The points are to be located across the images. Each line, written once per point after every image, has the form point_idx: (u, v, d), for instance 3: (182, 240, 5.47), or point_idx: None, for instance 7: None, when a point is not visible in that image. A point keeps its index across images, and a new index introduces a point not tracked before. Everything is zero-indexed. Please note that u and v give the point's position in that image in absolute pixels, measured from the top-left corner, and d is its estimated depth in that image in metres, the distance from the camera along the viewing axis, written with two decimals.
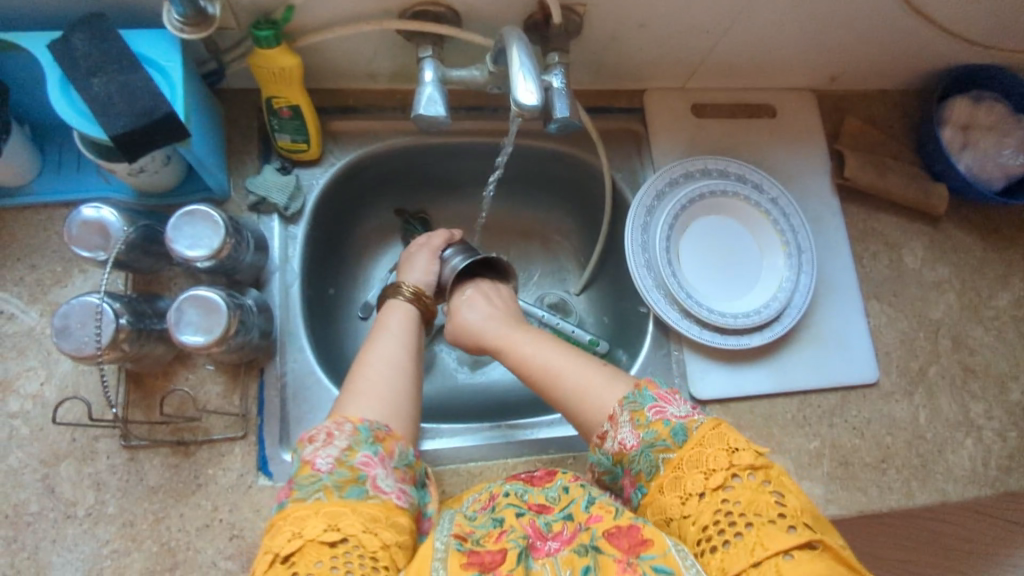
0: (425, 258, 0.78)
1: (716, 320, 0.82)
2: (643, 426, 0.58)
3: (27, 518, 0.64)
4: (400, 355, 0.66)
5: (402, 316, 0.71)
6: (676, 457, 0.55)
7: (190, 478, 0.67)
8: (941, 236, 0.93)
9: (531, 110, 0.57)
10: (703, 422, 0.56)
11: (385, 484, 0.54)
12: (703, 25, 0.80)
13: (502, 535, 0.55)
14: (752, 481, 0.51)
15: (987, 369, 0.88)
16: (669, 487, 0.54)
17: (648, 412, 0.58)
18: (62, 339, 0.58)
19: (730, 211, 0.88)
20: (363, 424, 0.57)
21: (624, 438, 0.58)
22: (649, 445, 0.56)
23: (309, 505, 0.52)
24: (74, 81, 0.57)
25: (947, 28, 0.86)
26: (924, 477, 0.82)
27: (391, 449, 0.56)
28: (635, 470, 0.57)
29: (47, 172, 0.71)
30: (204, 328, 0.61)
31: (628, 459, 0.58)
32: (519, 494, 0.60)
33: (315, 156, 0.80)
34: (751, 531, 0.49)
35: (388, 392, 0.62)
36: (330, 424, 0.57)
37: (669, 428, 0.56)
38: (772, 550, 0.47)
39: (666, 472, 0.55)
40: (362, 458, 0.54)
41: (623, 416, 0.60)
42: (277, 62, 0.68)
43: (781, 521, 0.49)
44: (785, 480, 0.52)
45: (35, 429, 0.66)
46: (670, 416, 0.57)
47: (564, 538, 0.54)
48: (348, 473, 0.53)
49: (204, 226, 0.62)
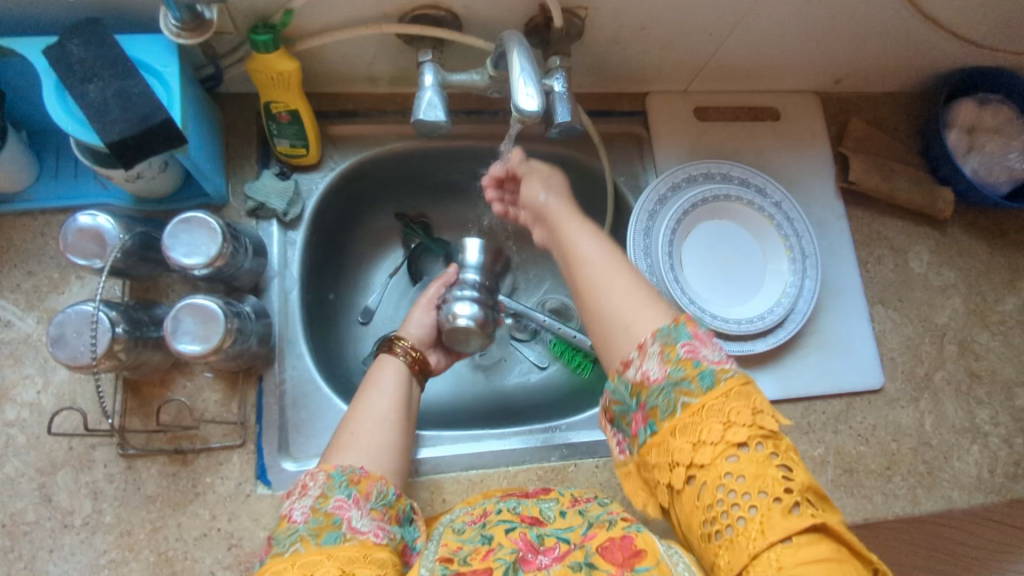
0: (419, 312, 0.77)
1: (720, 326, 0.80)
2: (671, 360, 0.51)
3: (25, 527, 0.63)
4: (387, 408, 0.64)
5: (393, 373, 0.68)
6: (696, 403, 0.49)
7: (188, 487, 0.66)
8: (947, 240, 0.92)
9: (532, 116, 0.56)
10: (733, 375, 0.50)
11: (360, 525, 0.53)
12: (706, 28, 0.79)
13: (489, 553, 0.53)
14: (763, 451, 0.47)
15: (993, 375, 0.87)
16: (681, 433, 0.49)
17: (681, 349, 0.51)
18: (58, 349, 0.57)
19: (734, 216, 0.87)
20: (336, 469, 0.57)
21: (649, 369, 0.52)
22: (672, 382, 0.50)
23: (285, 558, 0.49)
24: (70, 87, 0.56)
25: (953, 30, 0.85)
26: (929, 484, 0.81)
27: (367, 490, 0.56)
28: (650, 406, 0.51)
29: (43, 178, 0.70)
30: (202, 337, 0.60)
31: (647, 392, 0.52)
32: (512, 508, 0.59)
33: (314, 161, 0.79)
34: (753, 513, 0.45)
35: (371, 445, 0.60)
36: (305, 476, 0.56)
37: (698, 370, 0.50)
38: (774, 535, 0.44)
39: (682, 415, 0.49)
40: (336, 502, 0.54)
41: (652, 346, 0.53)
42: (276, 66, 0.67)
43: (787, 501, 0.45)
44: (793, 455, 0.48)
45: (32, 437, 0.66)
46: (702, 358, 0.51)
47: (556, 554, 0.52)
48: (322, 520, 0.52)
49: (201, 233, 0.62)
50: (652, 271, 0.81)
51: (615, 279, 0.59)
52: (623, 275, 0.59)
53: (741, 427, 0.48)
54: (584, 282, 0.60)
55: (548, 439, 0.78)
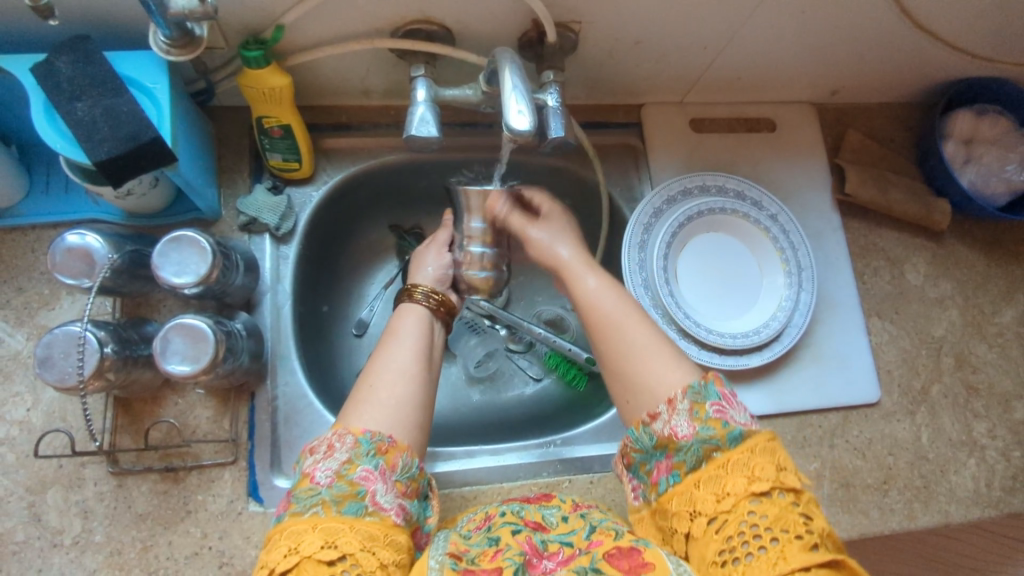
0: (432, 257, 0.76)
1: (715, 341, 0.80)
2: (700, 419, 0.55)
3: (13, 547, 0.63)
4: (407, 361, 0.61)
5: (413, 320, 0.66)
6: (722, 457, 0.53)
7: (179, 505, 0.66)
8: (944, 251, 0.92)
9: (524, 135, 0.56)
10: (760, 433, 0.54)
11: (384, 500, 0.52)
12: (700, 41, 0.79)
13: (498, 553, 0.51)
14: (783, 500, 0.51)
15: (991, 388, 0.87)
16: (706, 483, 0.53)
17: (710, 408, 0.55)
18: (45, 370, 0.57)
19: (729, 228, 0.87)
20: (364, 434, 0.55)
21: (678, 425, 0.55)
22: (701, 440, 0.54)
23: (306, 519, 0.50)
24: (58, 105, 0.56)
25: (949, 42, 0.85)
26: (926, 499, 0.81)
27: (394, 462, 0.54)
28: (678, 459, 0.55)
29: (33, 193, 0.70)
30: (191, 357, 0.60)
31: (674, 447, 0.55)
32: (516, 512, 0.58)
33: (307, 175, 0.79)
34: (775, 546, 0.49)
35: (392, 400, 0.58)
36: (332, 435, 0.55)
37: (727, 431, 0.53)
38: (793, 566, 0.47)
39: (708, 468, 0.53)
40: (363, 473, 0.52)
41: (681, 402, 0.56)
42: (267, 81, 0.67)
43: (807, 541, 0.48)
44: (813, 507, 0.51)
45: (21, 456, 0.65)
46: (731, 419, 0.54)
47: (560, 560, 0.52)
48: (346, 488, 0.52)
49: (191, 251, 0.61)
50: (647, 286, 0.81)
51: (635, 338, 0.62)
52: (642, 332, 0.62)
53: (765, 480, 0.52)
54: (610, 347, 0.63)
55: (546, 453, 0.78)
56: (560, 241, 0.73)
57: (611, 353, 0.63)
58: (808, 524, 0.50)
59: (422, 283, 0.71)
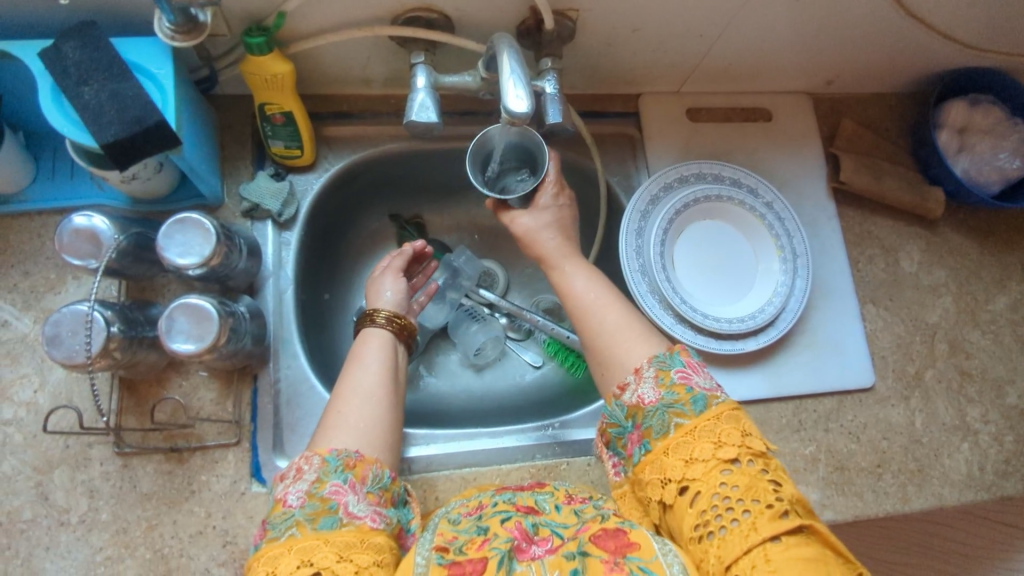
0: (389, 281, 0.75)
1: (711, 326, 0.81)
2: (665, 385, 0.58)
3: (21, 525, 0.64)
4: (373, 382, 0.62)
5: (376, 345, 0.67)
6: (689, 424, 0.55)
7: (184, 485, 0.67)
8: (938, 240, 0.93)
9: (522, 117, 0.57)
10: (724, 400, 0.56)
11: (357, 509, 0.54)
12: (696, 30, 0.80)
13: (485, 543, 0.52)
14: (752, 467, 0.53)
15: (984, 373, 0.88)
16: (675, 451, 0.55)
17: (675, 375, 0.58)
18: (53, 348, 0.58)
19: (726, 216, 0.88)
20: (331, 453, 0.56)
21: (644, 392, 0.58)
22: (667, 405, 0.57)
23: (281, 543, 0.51)
24: (66, 90, 0.57)
25: (942, 32, 0.86)
26: (920, 482, 0.82)
27: (363, 474, 0.55)
28: (646, 426, 0.57)
29: (40, 179, 0.71)
30: (196, 336, 0.61)
31: (642, 414, 0.58)
32: (507, 500, 0.59)
33: (309, 162, 0.80)
34: (747, 517, 0.50)
35: (360, 424, 0.59)
36: (299, 460, 0.56)
37: (691, 395, 0.56)
38: (764, 536, 0.49)
39: (676, 435, 0.56)
40: (332, 488, 0.53)
41: (648, 370, 0.60)
42: (270, 68, 0.68)
43: (777, 506, 0.50)
44: (783, 473, 0.53)
45: (29, 436, 0.66)
46: (694, 384, 0.57)
47: (549, 546, 0.52)
48: (319, 505, 0.53)
49: (195, 233, 0.62)
50: (644, 271, 0.82)
51: (609, 316, 0.65)
52: (617, 311, 0.65)
53: (732, 447, 0.54)
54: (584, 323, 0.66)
55: (545, 436, 0.79)
56: (546, 228, 0.74)
57: (586, 330, 0.65)
58: (777, 492, 0.51)
59: (383, 308, 0.72)
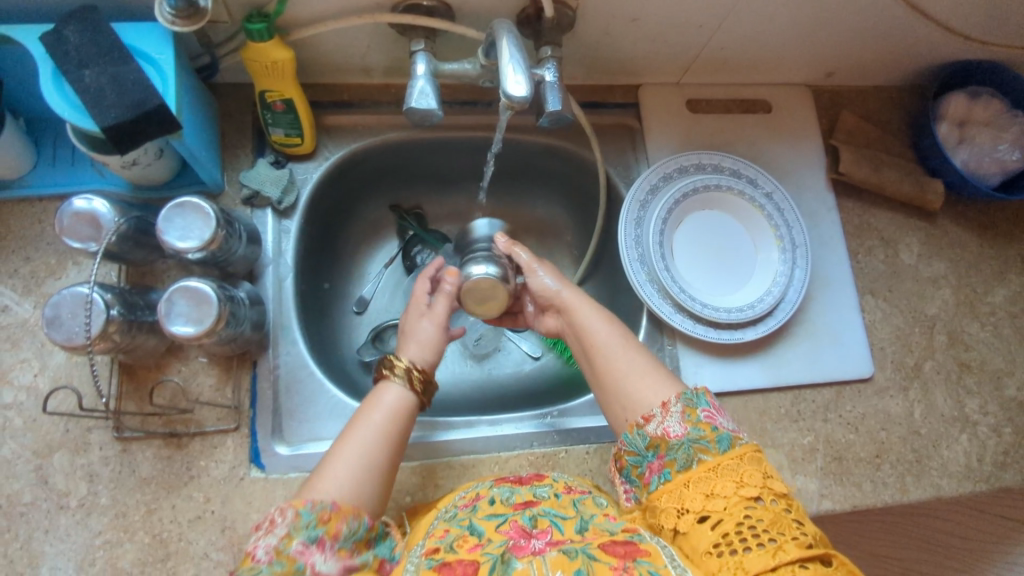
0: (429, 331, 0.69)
1: (709, 315, 0.81)
2: (692, 421, 0.58)
3: (21, 509, 0.64)
4: (375, 444, 0.58)
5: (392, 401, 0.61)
6: (712, 460, 0.56)
7: (183, 470, 0.67)
8: (937, 232, 0.93)
9: (521, 102, 0.57)
10: (747, 442, 0.58)
11: (325, 568, 0.51)
12: (696, 19, 0.80)
13: (478, 546, 0.53)
14: (775, 506, 0.53)
15: (983, 365, 0.88)
16: (695, 483, 0.56)
17: (701, 413, 0.59)
18: (53, 330, 0.58)
19: (726, 206, 0.88)
20: (306, 504, 0.52)
21: (671, 425, 0.59)
22: (691, 440, 0.57)
23: None
24: (66, 73, 0.57)
25: (942, 22, 0.86)
26: (918, 473, 0.82)
27: (336, 529, 0.52)
28: (669, 458, 0.58)
29: (41, 165, 0.72)
30: (195, 318, 0.61)
31: (666, 446, 0.58)
32: (506, 497, 0.60)
33: (309, 150, 0.80)
34: (773, 543, 0.50)
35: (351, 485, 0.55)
36: (275, 508, 0.53)
37: (716, 433, 0.57)
38: (791, 557, 0.49)
39: (698, 470, 0.56)
40: (299, 547, 0.51)
41: (675, 406, 0.60)
42: (271, 55, 0.68)
43: (803, 538, 0.50)
44: (804, 516, 0.54)
45: (28, 420, 0.67)
46: (720, 424, 0.58)
47: (549, 539, 0.53)
48: (285, 564, 0.50)
49: (195, 217, 0.63)
50: (643, 261, 0.82)
51: (634, 360, 0.65)
52: (640, 358, 0.65)
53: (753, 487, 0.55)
54: (609, 368, 0.65)
55: (540, 425, 0.79)
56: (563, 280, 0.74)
57: (610, 374, 0.65)
58: (801, 529, 0.52)
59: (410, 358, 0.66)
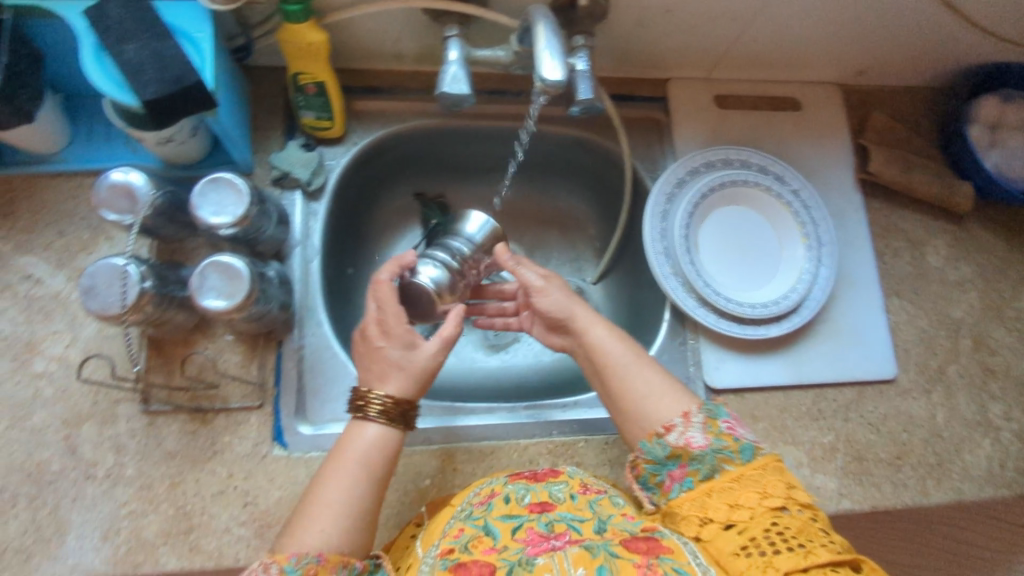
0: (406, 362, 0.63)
1: (733, 310, 0.81)
2: (714, 432, 0.59)
3: (49, 476, 0.65)
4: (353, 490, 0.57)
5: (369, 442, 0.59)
6: (736, 470, 0.57)
7: (207, 445, 0.68)
8: (964, 235, 0.92)
9: (555, 86, 0.57)
10: (767, 453, 0.59)
11: None
12: (729, 13, 0.80)
13: (494, 551, 0.53)
14: (801, 515, 0.54)
15: (1008, 370, 0.87)
16: (719, 493, 0.56)
17: (722, 424, 0.60)
18: (89, 299, 0.59)
19: (752, 202, 0.88)
20: (290, 561, 0.52)
21: (693, 436, 0.59)
22: (714, 450, 0.58)
23: None
24: (108, 47, 0.58)
25: (977, 23, 0.85)
26: (940, 476, 0.81)
27: None
28: (692, 467, 0.58)
29: (77, 140, 0.73)
30: (227, 293, 0.62)
31: (690, 456, 0.59)
32: (520, 495, 0.59)
33: (338, 135, 0.81)
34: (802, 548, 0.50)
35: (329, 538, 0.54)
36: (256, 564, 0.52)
37: (739, 444, 0.58)
38: (823, 561, 0.48)
39: (721, 479, 0.57)
40: None
41: (696, 416, 0.61)
42: (305, 37, 0.68)
43: (832, 546, 0.50)
44: (828, 526, 0.54)
45: (59, 389, 0.68)
46: (740, 435, 0.59)
47: (568, 539, 0.54)
48: None
49: (228, 193, 0.63)
50: (668, 254, 0.82)
51: (650, 379, 0.64)
52: (655, 377, 0.64)
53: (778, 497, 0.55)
54: (627, 390, 0.64)
55: (557, 415, 0.79)
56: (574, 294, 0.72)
57: (627, 396, 0.64)
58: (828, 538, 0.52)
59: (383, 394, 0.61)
